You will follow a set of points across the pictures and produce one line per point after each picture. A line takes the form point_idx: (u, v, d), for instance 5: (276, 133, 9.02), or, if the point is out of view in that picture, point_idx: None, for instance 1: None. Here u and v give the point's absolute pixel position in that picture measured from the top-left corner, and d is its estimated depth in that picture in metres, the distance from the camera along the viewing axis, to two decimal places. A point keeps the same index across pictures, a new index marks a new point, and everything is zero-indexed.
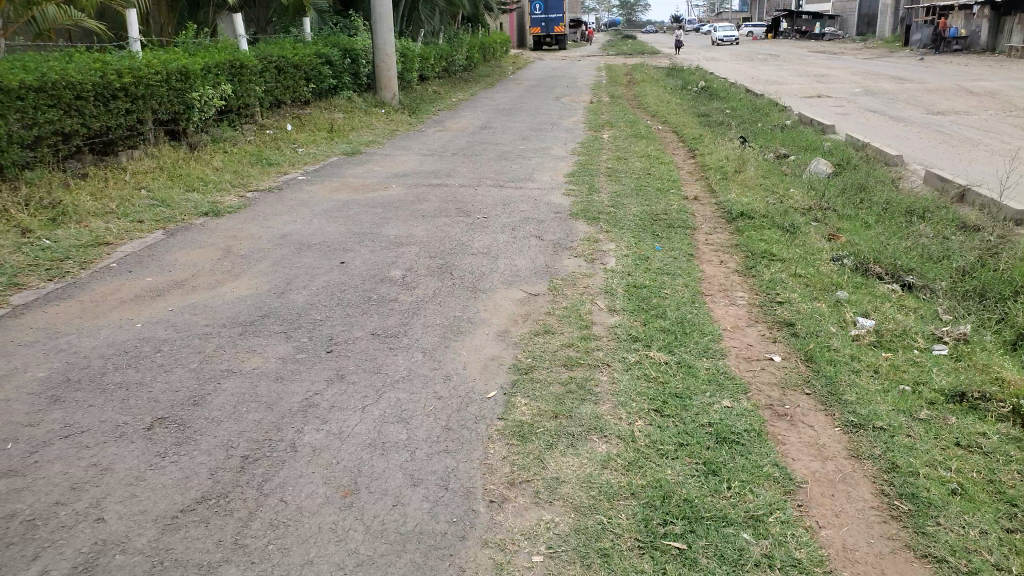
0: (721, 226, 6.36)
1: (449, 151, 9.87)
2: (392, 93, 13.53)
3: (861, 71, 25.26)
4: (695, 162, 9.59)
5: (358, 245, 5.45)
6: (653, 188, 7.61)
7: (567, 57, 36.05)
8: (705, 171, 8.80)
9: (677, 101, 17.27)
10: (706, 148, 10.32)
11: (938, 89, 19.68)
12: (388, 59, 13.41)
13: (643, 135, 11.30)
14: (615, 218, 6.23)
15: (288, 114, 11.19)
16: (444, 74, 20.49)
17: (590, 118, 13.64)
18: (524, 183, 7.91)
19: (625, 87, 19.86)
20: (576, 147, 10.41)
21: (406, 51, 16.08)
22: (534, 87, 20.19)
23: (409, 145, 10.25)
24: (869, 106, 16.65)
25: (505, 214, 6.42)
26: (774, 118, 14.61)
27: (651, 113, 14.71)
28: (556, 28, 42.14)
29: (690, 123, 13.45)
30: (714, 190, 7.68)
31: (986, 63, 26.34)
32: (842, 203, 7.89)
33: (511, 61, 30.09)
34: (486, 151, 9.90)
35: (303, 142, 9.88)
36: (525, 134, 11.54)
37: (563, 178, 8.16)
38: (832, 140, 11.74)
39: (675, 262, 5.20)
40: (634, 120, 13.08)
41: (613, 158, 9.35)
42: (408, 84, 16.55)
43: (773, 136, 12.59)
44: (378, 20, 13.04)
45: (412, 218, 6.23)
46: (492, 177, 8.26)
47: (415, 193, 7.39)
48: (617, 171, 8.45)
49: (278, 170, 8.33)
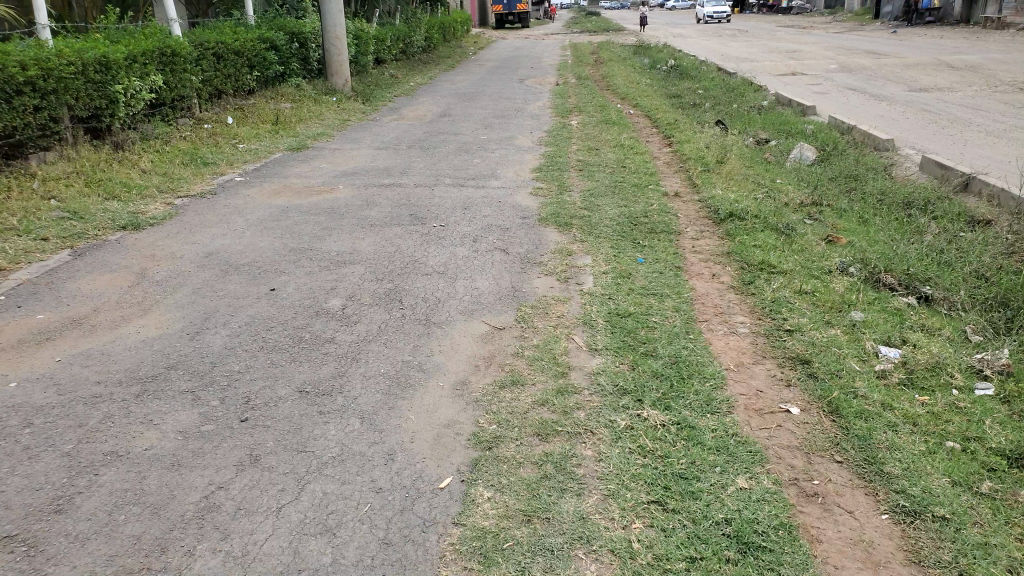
0: (708, 230, 5.77)
1: (407, 143, 9.12)
2: (344, 79, 12.69)
3: (833, 45, 24.86)
4: (671, 151, 8.99)
5: (292, 266, 4.69)
6: (629, 184, 6.99)
7: (530, 35, 35.16)
8: (683, 162, 8.21)
9: (647, 81, 16.63)
10: (682, 134, 9.71)
11: (916, 63, 19.40)
12: (340, 44, 12.52)
13: (614, 121, 10.66)
14: (590, 223, 5.61)
15: (230, 105, 10.22)
16: (403, 56, 19.56)
17: (558, 102, 12.96)
18: (488, 180, 7.22)
19: (593, 67, 19.15)
20: (544, 135, 9.74)
21: (361, 33, 15.18)
22: (498, 69, 19.38)
23: (364, 137, 9.47)
24: (849, 84, 16.28)
25: (467, 220, 5.73)
26: (749, 98, 14.07)
27: (621, 95, 14.06)
28: (520, 5, 41.12)
29: (663, 106, 12.85)
30: (695, 186, 7.09)
31: (960, 35, 26.28)
32: (831, 196, 7.36)
33: (474, 41, 29.16)
34: (448, 143, 9.17)
35: (246, 137, 9.00)
36: (490, 122, 10.84)
37: (531, 173, 7.49)
38: (812, 123, 11.24)
39: (662, 279, 4.59)
40: (604, 104, 12.42)
41: (585, 148, 8.70)
42: (364, 68, 15.65)
43: (749, 119, 12.05)
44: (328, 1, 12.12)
45: (360, 227, 5.49)
46: (453, 173, 7.55)
47: (367, 195, 6.67)
48: (589, 165, 7.80)
49: (213, 171, 7.49)
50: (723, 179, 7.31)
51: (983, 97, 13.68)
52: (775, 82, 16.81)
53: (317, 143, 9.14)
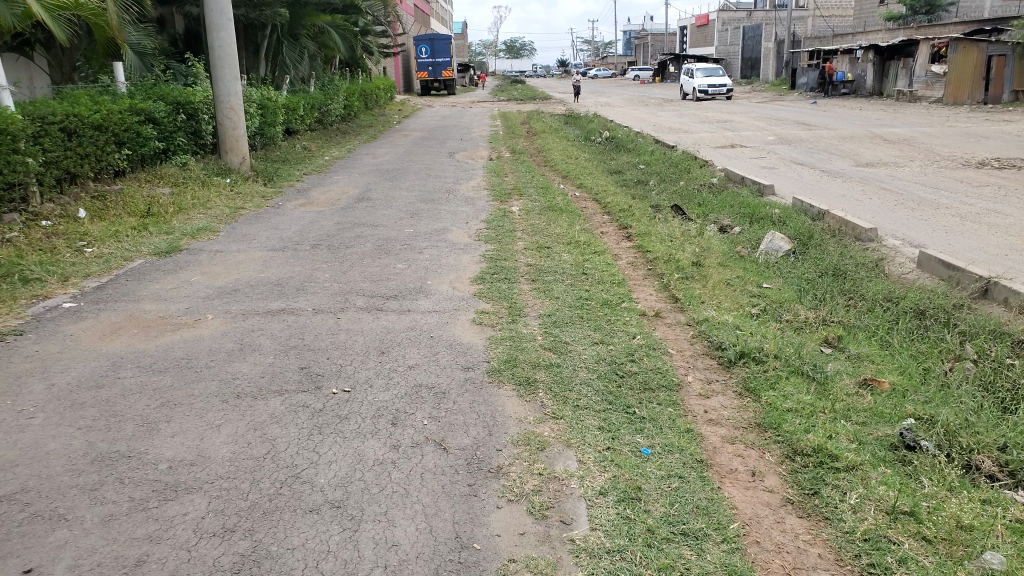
0: (718, 381, 4.20)
1: (312, 239, 7.40)
2: (242, 157, 10.84)
3: (760, 115, 24.66)
4: (634, 248, 7.54)
5: (84, 506, 2.82)
6: (597, 303, 5.40)
7: (455, 103, 34.26)
8: (652, 263, 6.76)
9: (584, 155, 15.47)
10: (640, 226, 8.32)
11: (850, 135, 19.11)
12: (236, 116, 10.75)
13: (560, 206, 9.26)
14: (560, 376, 3.92)
15: (88, 189, 8.27)
16: (317, 127, 17.96)
17: (493, 181, 11.55)
18: (418, 296, 5.53)
19: (526, 139, 18.01)
20: (481, 227, 8.15)
21: (267, 103, 13.49)
22: (424, 141, 18.01)
23: (256, 234, 7.66)
24: (794, 159, 15.57)
25: (379, 374, 3.96)
26: (698, 174, 13.00)
27: (562, 172, 12.79)
28: (444, 72, 40.37)
29: (609, 186, 11.63)
30: (680, 305, 5.56)
31: (879, 106, 26.67)
32: (838, 310, 6.01)
33: (398, 108, 27.97)
34: (364, 239, 7.46)
35: (98, 236, 7.03)
36: (415, 208, 9.21)
37: (469, 285, 5.83)
38: (778, 207, 10.09)
39: (686, 497, 2.91)
40: (546, 184, 11.03)
41: (532, 246, 7.15)
42: (270, 140, 13.89)
43: (705, 201, 10.84)
44: (218, 65, 10.42)
45: (218, 404, 3.64)
46: (366, 286, 5.78)
47: (244, 326, 4.82)
48: (544, 271, 6.21)
49: (34, 293, 5.49)
50: (714, 295, 5.82)
51: (935, 174, 12.99)
52: (719, 156, 16.00)
53: (194, 242, 7.26)
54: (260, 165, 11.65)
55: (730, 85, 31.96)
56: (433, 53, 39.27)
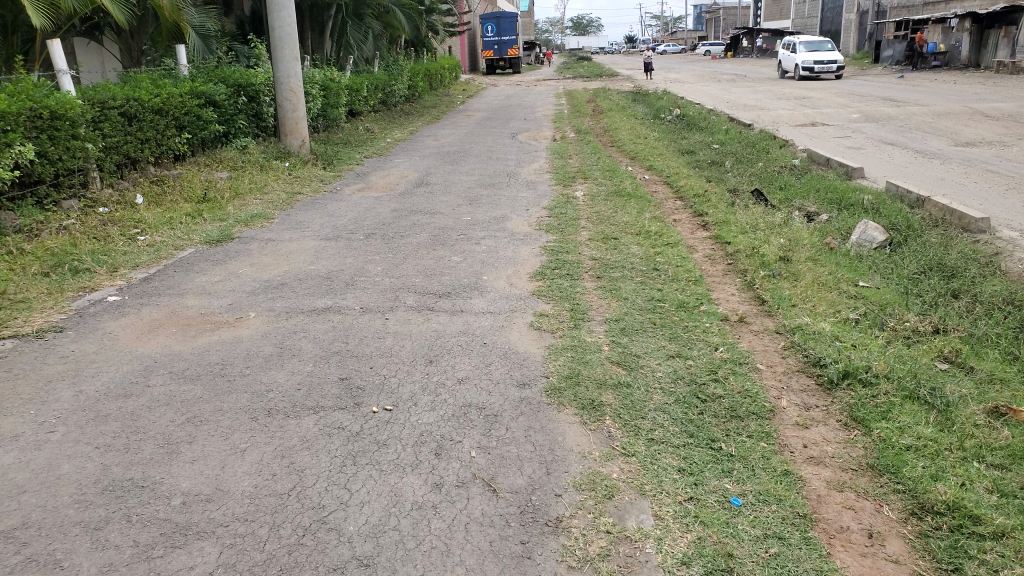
0: (818, 407, 3.59)
1: (365, 228, 7.02)
2: (301, 140, 10.51)
3: (844, 91, 23.23)
4: (711, 240, 6.88)
5: (82, 552, 2.34)
6: (672, 305, 4.82)
7: (522, 82, 33.65)
8: (732, 257, 6.10)
9: (654, 135, 14.70)
10: (717, 214, 7.63)
11: (945, 112, 17.74)
12: (296, 98, 10.41)
13: (628, 192, 8.66)
14: (632, 399, 3.37)
15: (147, 174, 8.10)
16: (382, 107, 17.67)
17: (558, 163, 11.00)
18: (474, 294, 5.06)
19: (594, 118, 17.31)
20: (544, 214, 7.62)
21: (329, 83, 13.25)
22: (488, 121, 17.53)
23: (310, 220, 7.33)
24: (886, 138, 14.45)
25: (425, 390, 3.50)
26: (779, 156, 12.11)
27: (631, 154, 12.12)
28: (511, 51, 39.70)
29: (682, 169, 10.91)
30: (767, 309, 4.92)
31: (975, 79, 24.82)
32: (950, 313, 5.26)
33: (464, 88, 27.55)
34: (420, 228, 7.04)
35: (152, 223, 6.82)
36: (474, 193, 8.76)
37: (529, 282, 5.33)
38: (869, 193, 9.21)
39: (789, 570, 2.38)
40: (614, 166, 10.40)
41: (597, 236, 6.58)
42: (334, 121, 13.65)
43: (786, 186, 10.02)
44: (278, 47, 10.11)
45: (247, 423, 3.17)
46: (418, 281, 5.35)
47: (288, 327, 4.44)
48: (613, 266, 5.64)
49: (80, 284, 5.25)
50: (807, 295, 5.14)
51: None
52: (801, 135, 14.98)
53: (250, 229, 7.01)
54: (319, 147, 11.35)
55: (839, 61, 27.54)
56: (500, 31, 38.64)
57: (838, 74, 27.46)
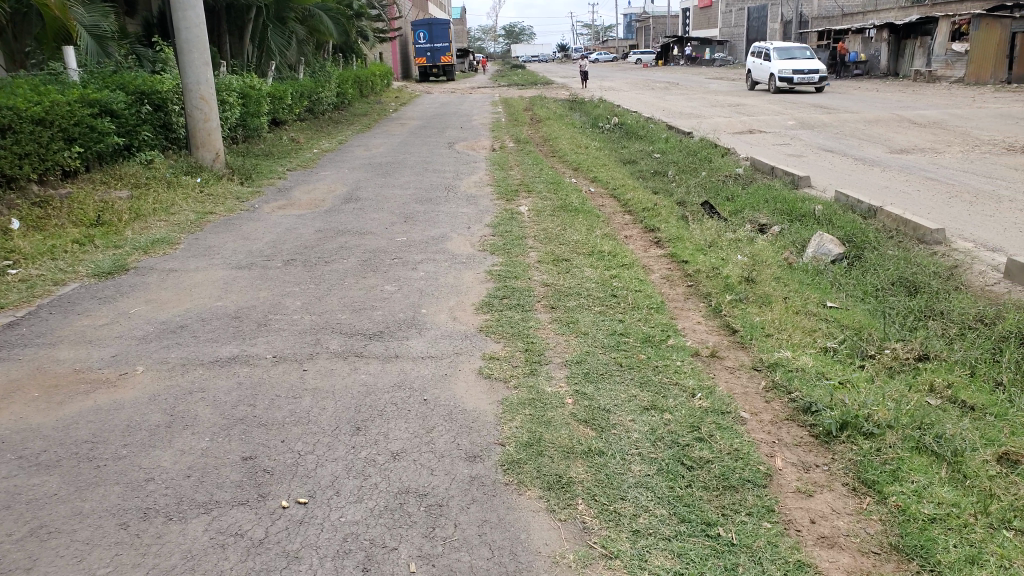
0: (820, 468, 3.04)
1: (289, 252, 6.26)
2: (215, 153, 9.47)
3: (773, 98, 23.49)
4: (668, 259, 6.38)
5: None
6: (635, 341, 4.26)
7: (456, 89, 33.03)
8: (695, 281, 5.58)
9: (594, 144, 14.30)
10: (671, 232, 7.19)
11: (875, 118, 17.96)
12: (208, 107, 9.37)
13: (575, 206, 8.13)
14: (606, 474, 2.78)
15: (28, 194, 7.10)
16: (308, 116, 16.75)
17: (498, 175, 10.41)
18: (412, 330, 4.38)
19: (530, 126, 16.82)
20: (487, 233, 7.02)
21: (248, 90, 12.30)
22: (422, 129, 16.84)
23: (221, 246, 6.50)
24: (822, 145, 14.41)
25: (349, 472, 2.83)
26: (723, 165, 11.85)
27: (573, 164, 11.65)
28: (443, 58, 39.02)
29: (627, 179, 10.49)
30: (744, 345, 4.42)
31: (898, 87, 25.49)
32: (932, 336, 4.84)
33: (397, 95, 26.76)
34: (350, 250, 6.32)
35: (29, 254, 5.87)
36: (409, 210, 8.08)
37: (474, 316, 4.67)
38: (819, 203, 8.95)
39: None
40: (557, 178, 9.87)
41: (547, 258, 6.00)
42: (254, 132, 12.70)
43: (734, 199, 9.71)
44: (184, 50, 9.07)
45: (113, 537, 2.51)
46: (345, 317, 4.64)
47: (173, 390, 3.61)
48: (567, 293, 5.06)
49: None
50: (782, 325, 4.70)
51: (980, 160, 11.85)
52: (740, 143, 14.84)
53: (140, 259, 6.01)
54: (235, 160, 10.35)
55: (821, 74, 23.89)
56: (432, 37, 37.94)
57: (817, 85, 24.09)
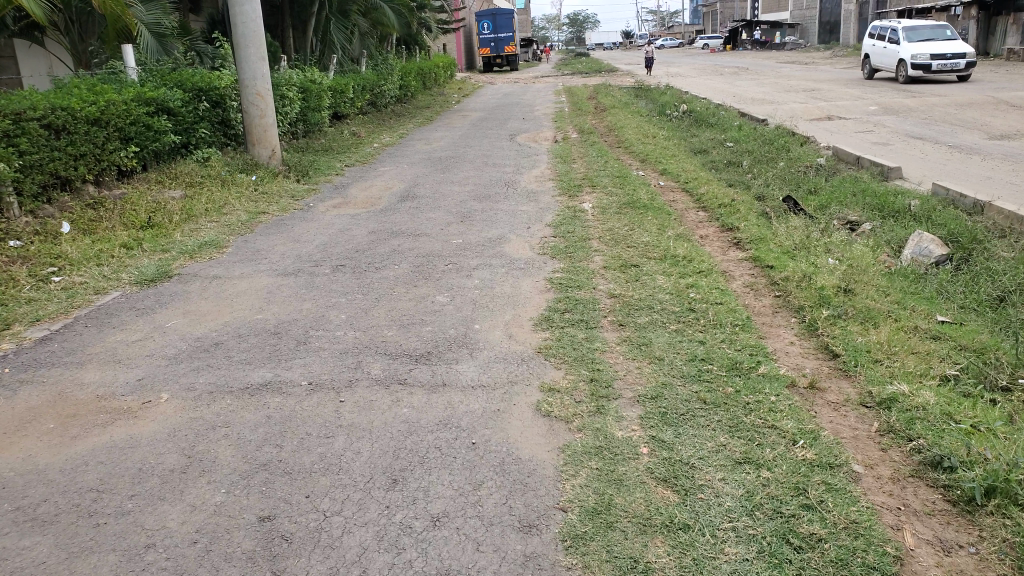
0: (965, 550, 2.47)
1: (337, 257, 5.81)
2: (271, 150, 9.13)
3: (853, 82, 22.15)
4: (751, 264, 5.75)
5: None
6: (719, 369, 3.68)
7: (518, 79, 32.49)
8: (783, 295, 4.90)
9: (662, 133, 13.58)
10: (752, 232, 6.54)
11: (968, 101, 16.64)
12: (265, 103, 9.02)
13: (643, 204, 7.53)
14: (693, 559, 2.28)
15: (83, 195, 6.87)
16: (371, 109, 16.44)
17: (561, 168, 9.87)
18: (463, 352, 3.88)
19: (594, 116, 16.18)
20: (548, 234, 6.49)
21: (308, 84, 12.03)
22: (483, 121, 16.40)
23: (269, 248, 6.12)
24: (912, 132, 13.34)
25: (381, 543, 2.36)
26: (801, 155, 11.00)
27: (640, 156, 10.99)
28: (506, 47, 38.51)
29: (699, 173, 9.79)
30: (850, 372, 3.77)
31: (989, 67, 23.77)
32: None
33: (459, 86, 26.40)
34: (401, 254, 5.86)
35: (75, 260, 5.59)
36: (466, 208, 7.62)
37: (533, 334, 4.14)
38: (914, 198, 8.12)
39: None
40: (624, 172, 9.25)
41: (614, 263, 5.42)
42: (313, 125, 12.44)
43: (817, 194, 8.93)
44: (240, 45, 8.77)
45: None
46: (391, 334, 4.18)
47: (191, 429, 3.11)
48: (638, 308, 4.47)
49: None
50: (894, 346, 4.02)
51: None
52: (820, 130, 13.88)
53: (183, 265, 5.63)
54: (292, 156, 10.04)
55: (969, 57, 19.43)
56: (495, 28, 37.49)
57: (959, 74, 19.86)
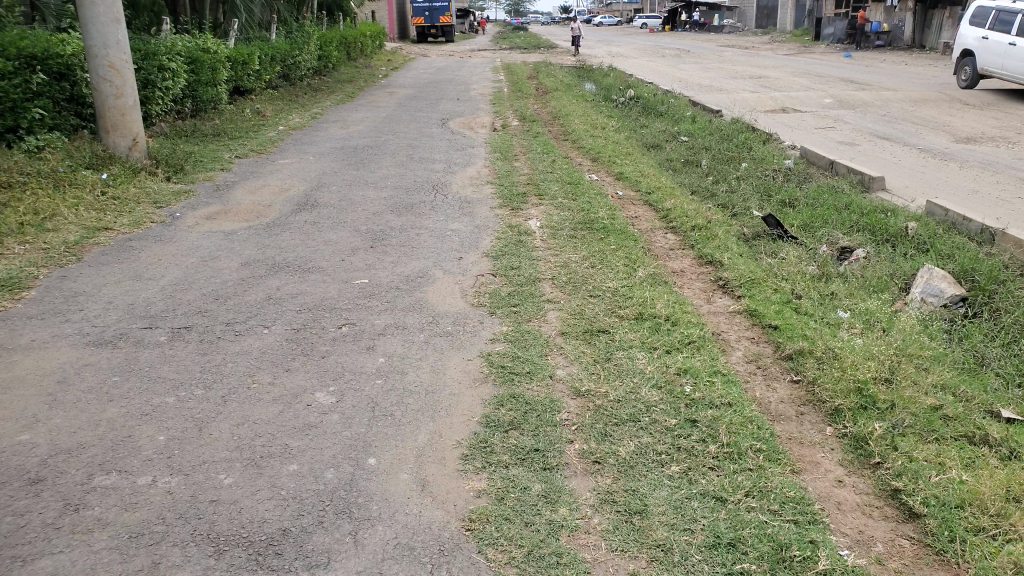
0: None
1: (185, 311, 4.10)
2: (129, 140, 7.26)
3: (799, 70, 21.23)
4: (749, 322, 4.46)
5: None
6: (760, 568, 2.27)
7: (453, 52, 30.62)
8: (810, 390, 3.56)
9: (610, 123, 12.16)
10: (740, 270, 5.21)
11: (924, 96, 15.81)
12: (120, 79, 7.10)
13: (601, 223, 6.12)
14: None
15: None
16: (284, 82, 14.53)
17: (500, 168, 8.37)
18: (342, 537, 2.37)
19: (535, 99, 14.69)
20: (483, 272, 5.01)
21: (198, 54, 10.24)
22: (411, 101, 14.68)
23: (93, 290, 4.40)
24: (876, 130, 12.33)
25: None
26: (766, 155, 9.74)
27: (589, 152, 9.58)
28: (442, 19, 36.47)
29: (658, 176, 8.45)
30: (952, 564, 2.43)
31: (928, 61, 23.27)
32: None
33: (389, 58, 24.42)
34: (278, 305, 4.24)
35: None
36: (379, 226, 6.00)
37: (462, 481, 2.64)
38: (909, 217, 6.92)
39: None
40: (573, 176, 7.82)
41: (576, 327, 3.97)
42: (205, 104, 10.58)
43: (795, 208, 7.65)
44: (86, 4, 6.85)
45: None
46: (227, 483, 2.64)
47: None
48: (619, 426, 2.99)
49: None
50: (1008, 499, 2.64)
51: None
52: (778, 126, 12.73)
53: None
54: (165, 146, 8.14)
55: None
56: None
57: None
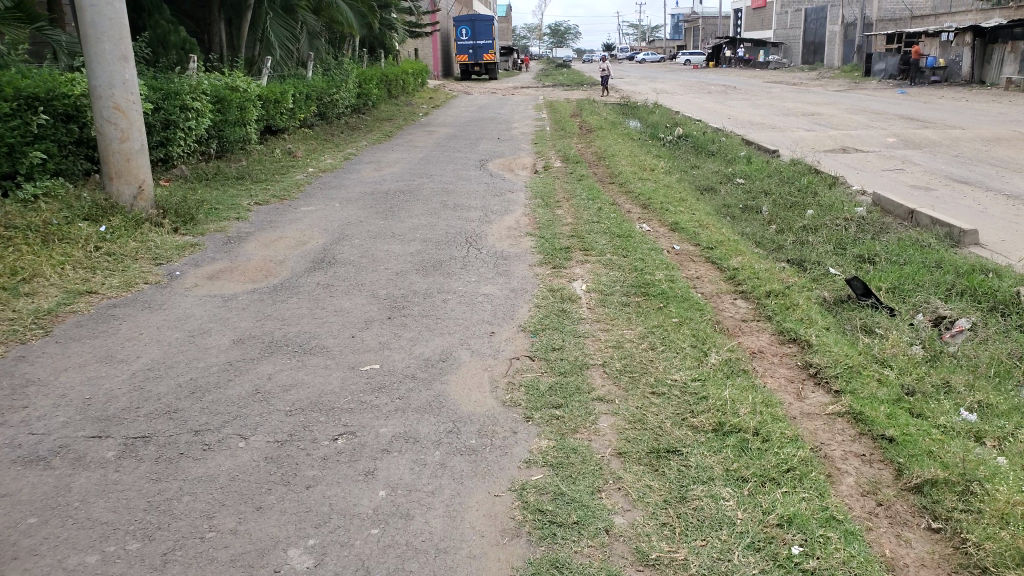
0: None
1: (147, 418, 3.43)
2: (134, 188, 6.64)
3: (855, 107, 20.19)
4: (853, 428, 3.49)
5: None
6: None
7: (497, 88, 30.24)
8: (956, 552, 2.66)
9: (660, 163, 11.33)
10: (833, 353, 4.25)
11: (997, 135, 14.65)
12: (124, 119, 6.55)
13: (659, 287, 5.23)
14: None
15: None
16: (319, 120, 14.05)
17: (543, 216, 7.58)
18: None
19: (578, 137, 13.95)
20: (521, 353, 4.16)
21: (226, 93, 9.76)
22: (449, 139, 14.07)
23: (50, 381, 3.79)
24: (953, 174, 11.24)
25: None
26: (835, 200, 8.74)
27: (639, 197, 8.74)
28: (485, 55, 36.24)
29: (717, 226, 7.57)
30: None
31: (992, 97, 22.02)
32: None
33: (431, 95, 24.03)
34: (265, 409, 3.51)
35: None
36: (401, 291, 5.24)
37: None
38: (1017, 280, 5.87)
39: None
40: (622, 226, 6.98)
41: (640, 446, 3.12)
42: (231, 147, 10.08)
43: (876, 264, 6.64)
44: (91, 40, 6.35)
45: None
46: None
47: None
48: None
49: None
50: None
51: None
52: (842, 167, 11.71)
53: None
54: (171, 195, 7.50)
55: None
56: (474, 34, 35.22)
57: None
